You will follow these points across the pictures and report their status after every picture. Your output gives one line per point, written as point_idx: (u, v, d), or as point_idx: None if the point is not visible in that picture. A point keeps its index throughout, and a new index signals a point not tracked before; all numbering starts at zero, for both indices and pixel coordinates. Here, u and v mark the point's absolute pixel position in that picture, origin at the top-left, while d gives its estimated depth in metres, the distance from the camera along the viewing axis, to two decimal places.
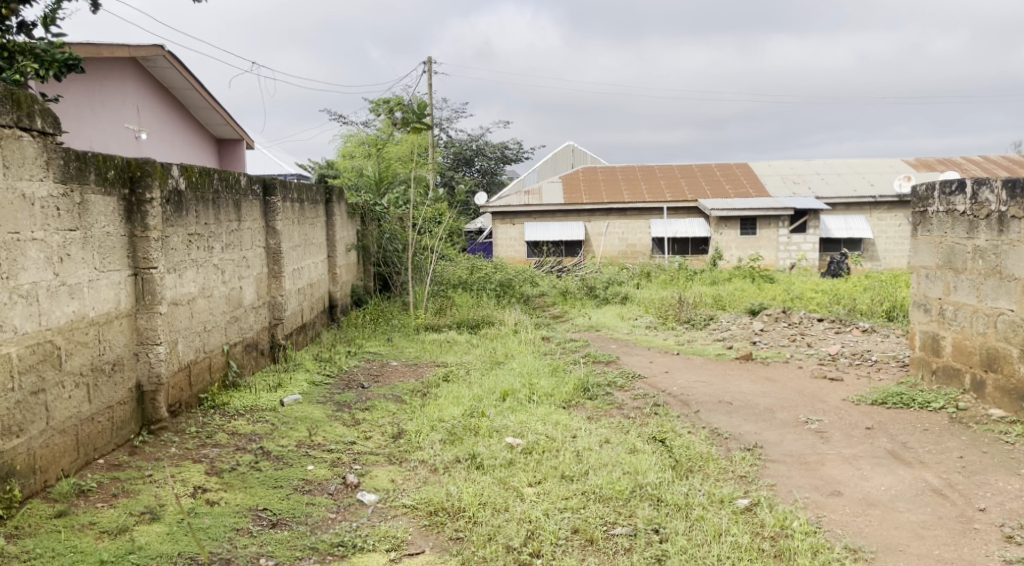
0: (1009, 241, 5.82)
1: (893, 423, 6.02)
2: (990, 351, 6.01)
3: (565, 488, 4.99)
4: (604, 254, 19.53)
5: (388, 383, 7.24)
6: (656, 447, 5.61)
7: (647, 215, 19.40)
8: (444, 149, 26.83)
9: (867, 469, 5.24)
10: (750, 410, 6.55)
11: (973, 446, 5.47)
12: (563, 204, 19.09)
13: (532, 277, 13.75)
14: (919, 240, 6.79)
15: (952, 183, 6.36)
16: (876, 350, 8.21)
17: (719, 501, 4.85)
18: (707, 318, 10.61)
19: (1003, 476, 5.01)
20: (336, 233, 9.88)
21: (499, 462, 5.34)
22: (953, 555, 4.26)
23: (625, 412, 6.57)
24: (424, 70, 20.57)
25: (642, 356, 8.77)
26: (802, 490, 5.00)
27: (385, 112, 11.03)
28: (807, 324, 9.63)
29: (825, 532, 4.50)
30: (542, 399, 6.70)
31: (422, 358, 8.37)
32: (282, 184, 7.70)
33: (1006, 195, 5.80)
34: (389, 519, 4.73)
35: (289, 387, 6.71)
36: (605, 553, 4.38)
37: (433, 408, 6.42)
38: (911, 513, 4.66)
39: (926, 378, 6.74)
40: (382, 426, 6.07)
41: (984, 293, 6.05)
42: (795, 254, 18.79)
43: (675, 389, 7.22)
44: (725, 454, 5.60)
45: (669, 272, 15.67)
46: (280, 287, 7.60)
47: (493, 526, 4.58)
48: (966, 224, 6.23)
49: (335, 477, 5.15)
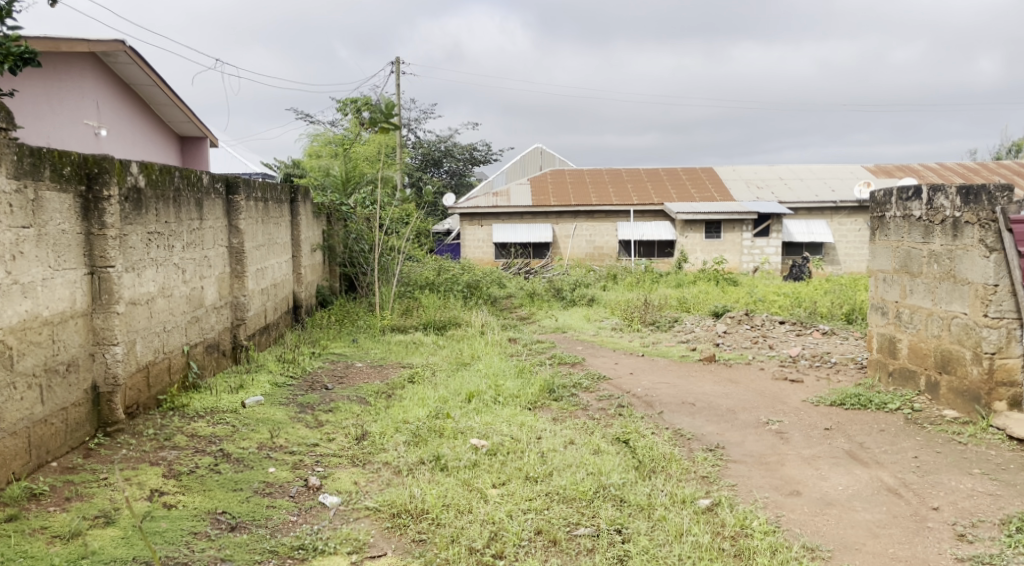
0: (962, 247, 5.92)
1: (851, 424, 6.11)
2: (944, 354, 6.13)
3: (530, 489, 5.00)
4: (572, 255, 19.57)
5: (351, 385, 7.19)
6: (620, 448, 5.65)
7: (614, 217, 19.51)
8: (413, 150, 26.73)
9: (826, 470, 5.32)
10: (713, 411, 6.62)
11: (928, 446, 5.58)
12: (531, 205, 19.15)
13: (499, 278, 13.77)
14: (877, 244, 6.92)
15: (910, 189, 6.47)
16: (836, 352, 8.35)
17: (681, 502, 4.88)
18: (672, 320, 10.73)
19: (956, 476, 5.11)
20: (301, 233, 9.80)
21: (463, 463, 5.34)
22: (907, 553, 4.33)
23: (590, 413, 6.61)
24: (392, 70, 20.47)
25: (607, 357, 8.82)
26: (762, 490, 5.06)
27: (352, 111, 11.01)
28: (769, 326, 9.77)
29: (783, 531, 4.56)
30: (508, 401, 6.72)
31: (388, 359, 8.36)
32: (246, 182, 7.61)
33: (960, 202, 5.90)
34: (351, 521, 4.71)
35: (251, 388, 6.64)
36: (567, 554, 4.41)
37: (398, 409, 6.42)
38: (866, 513, 4.74)
39: (883, 380, 6.86)
40: (346, 427, 6.04)
41: (939, 297, 6.17)
42: (759, 258, 19.01)
43: (640, 391, 7.28)
44: (687, 454, 5.66)
45: (635, 275, 15.79)
46: (242, 287, 7.51)
47: (456, 527, 4.59)
48: (921, 229, 6.35)
49: (296, 480, 5.10)
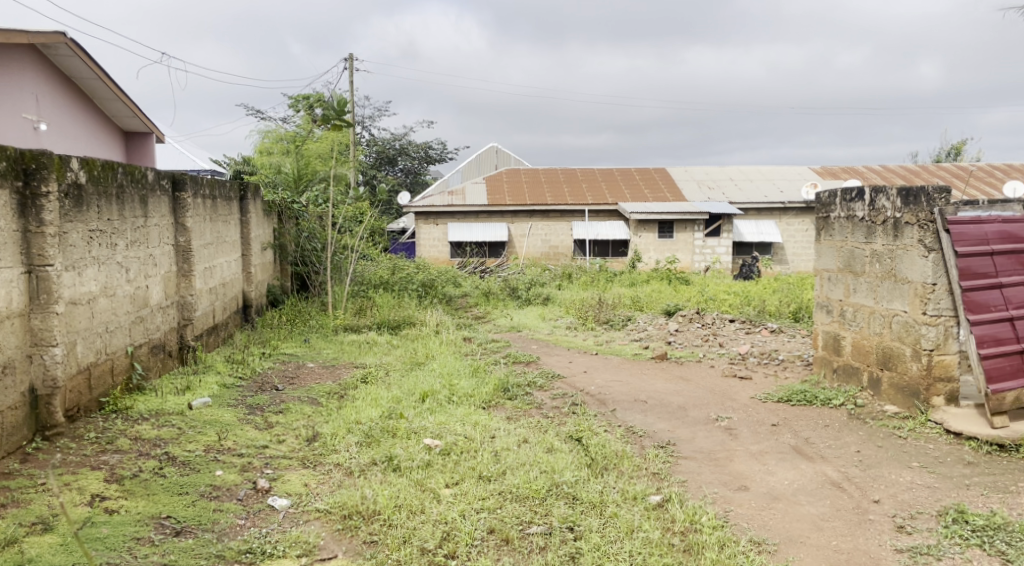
0: (902, 246, 6.07)
1: (797, 420, 6.23)
2: (885, 351, 6.29)
3: (482, 488, 5.01)
4: (527, 255, 19.60)
5: (302, 386, 7.10)
6: (572, 446, 5.68)
7: (569, 217, 19.60)
8: (367, 147, 26.54)
9: (773, 465, 5.42)
10: (665, 409, 6.70)
11: (870, 441, 5.71)
12: (486, 204, 19.12)
13: (454, 278, 13.73)
14: (822, 243, 7.07)
15: (853, 191, 6.62)
16: (783, 350, 8.51)
17: (632, 498, 4.92)
18: (625, 319, 10.82)
19: (896, 469, 5.23)
20: (251, 231, 9.66)
21: (416, 464, 5.32)
22: (849, 545, 4.43)
23: (544, 411, 6.62)
24: (346, 66, 20.29)
25: (561, 356, 8.86)
26: (711, 486, 5.14)
27: (305, 107, 10.91)
28: (719, 324, 9.92)
29: (731, 526, 4.63)
30: (462, 400, 6.71)
31: (340, 359, 8.30)
32: (193, 179, 7.48)
33: (900, 203, 6.04)
34: (301, 524, 4.66)
35: (199, 390, 6.53)
36: (519, 552, 4.42)
37: (350, 409, 6.36)
38: (810, 506, 4.84)
39: (828, 376, 7.01)
40: (297, 428, 5.98)
41: (881, 295, 6.32)
42: (710, 257, 19.26)
43: (593, 389, 7.32)
44: (639, 451, 5.71)
45: (590, 274, 15.87)
46: (189, 287, 7.38)
47: (408, 528, 4.57)
48: (864, 229, 6.50)
49: (245, 482, 5.03)
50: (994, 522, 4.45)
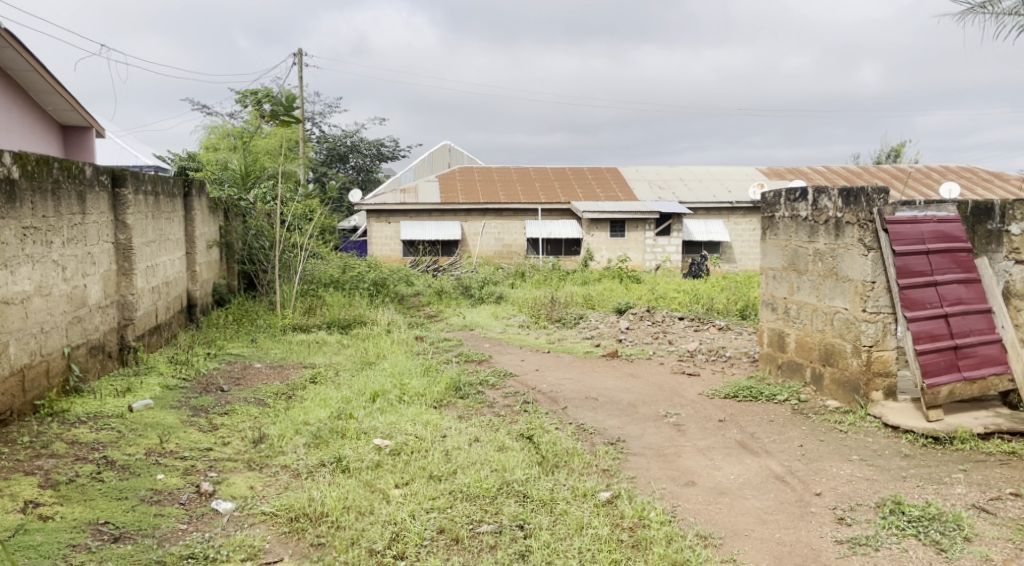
0: (843, 245, 6.19)
1: (743, 416, 6.32)
2: (827, 347, 6.41)
3: (432, 488, 4.97)
4: (481, 253, 19.57)
5: (249, 387, 6.99)
6: (524, 445, 5.68)
7: (522, 215, 19.64)
8: (318, 144, 26.22)
9: (719, 460, 5.49)
10: (615, 406, 6.74)
11: (812, 435, 5.83)
12: (439, 202, 19.03)
13: (407, 276, 13.63)
14: (768, 243, 7.19)
15: (797, 191, 6.73)
16: (731, 346, 8.64)
17: (582, 495, 4.94)
18: (577, 317, 10.87)
19: (837, 462, 5.34)
20: (195, 229, 9.47)
21: (365, 464, 5.27)
22: (792, 538, 4.50)
23: (495, 410, 6.62)
24: (295, 62, 20.03)
25: (514, 355, 8.86)
26: (660, 482, 5.18)
27: (253, 102, 10.75)
28: (669, 322, 10.02)
29: (678, 521, 4.68)
30: (413, 399, 6.66)
31: (289, 359, 8.18)
32: (134, 174, 7.30)
33: (841, 202, 6.16)
34: (246, 527, 4.58)
35: (140, 392, 6.38)
36: (469, 552, 4.41)
37: (298, 410, 6.27)
38: (755, 500, 4.91)
39: (773, 372, 7.14)
40: (243, 430, 5.87)
41: (823, 293, 6.44)
42: (661, 256, 19.46)
43: (545, 387, 7.33)
44: (589, 448, 5.73)
45: (543, 272, 15.89)
46: (130, 285, 7.20)
47: (356, 530, 4.52)
48: (807, 229, 6.62)
49: (187, 486, 4.92)
50: (929, 513, 4.56)
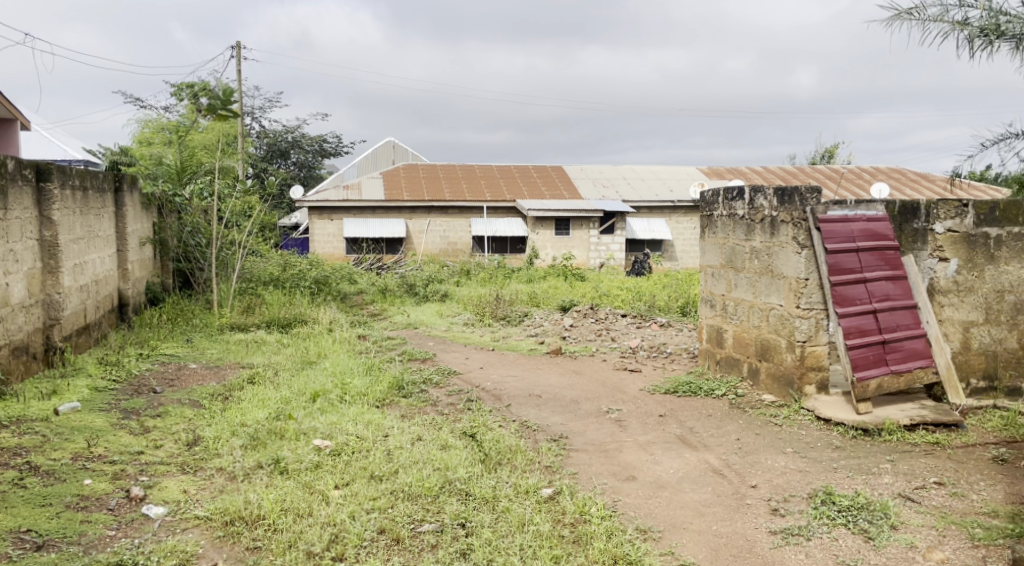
0: (778, 243, 6.30)
1: (682, 411, 6.40)
2: (763, 343, 6.53)
3: (373, 489, 4.91)
4: (426, 251, 19.47)
5: (183, 388, 6.82)
6: (467, 443, 5.65)
7: (467, 213, 19.62)
8: (257, 139, 25.74)
9: (659, 454, 5.55)
10: (558, 403, 6.75)
11: (749, 429, 5.92)
12: (382, 199, 18.84)
13: (350, 274, 13.44)
14: (706, 241, 7.29)
15: (734, 190, 6.84)
16: (672, 343, 8.74)
17: (525, 492, 4.93)
18: (522, 315, 10.89)
19: (772, 455, 5.45)
20: (127, 225, 9.20)
21: (304, 466, 5.17)
22: (728, 529, 4.57)
23: (438, 408, 6.57)
24: (232, 55, 19.64)
25: (458, 352, 8.82)
26: (601, 477, 5.21)
27: (189, 96, 10.50)
28: (612, 319, 10.11)
29: (619, 515, 4.71)
30: (355, 399, 6.57)
31: (226, 359, 8.01)
32: (60, 169, 7.06)
33: (776, 202, 6.26)
34: (178, 532, 4.46)
35: (66, 394, 6.16)
36: (409, 551, 4.36)
37: (234, 412, 6.14)
38: (694, 493, 4.98)
39: (711, 367, 7.26)
40: (176, 432, 5.72)
41: (759, 290, 6.56)
42: (605, 254, 19.56)
43: (488, 385, 7.31)
44: (532, 445, 5.73)
45: (488, 270, 15.86)
46: (56, 284, 6.97)
47: (293, 532, 4.44)
48: (744, 227, 6.73)
49: (116, 491, 4.77)
50: (858, 502, 4.66)
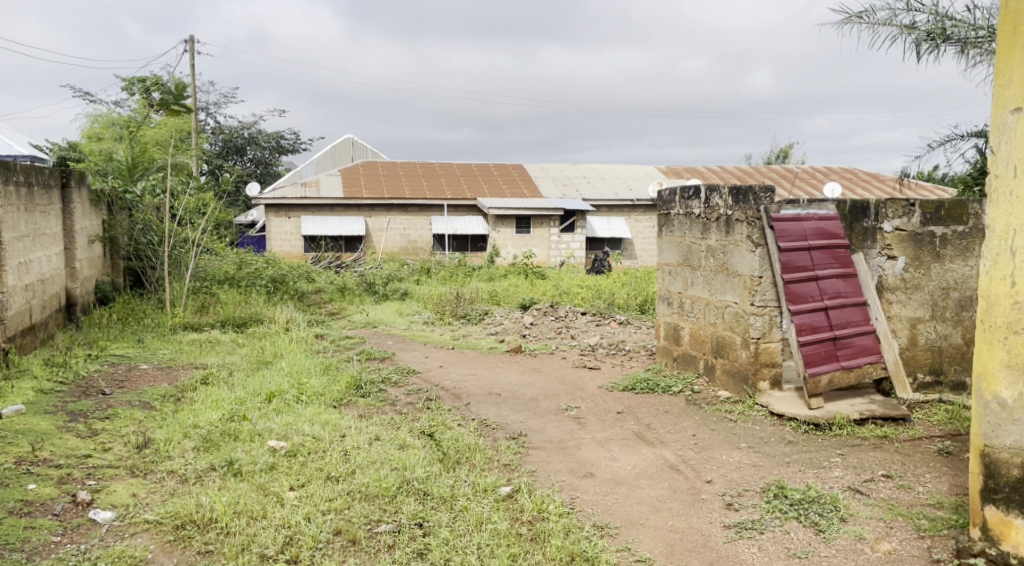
0: (733, 241, 6.37)
1: (640, 408, 6.44)
2: (719, 340, 6.60)
3: (329, 490, 4.85)
4: (386, 249, 19.29)
5: (134, 389, 6.67)
6: (425, 442, 5.61)
7: (428, 212, 19.54)
8: (212, 135, 25.32)
9: (617, 451, 5.57)
10: (518, 401, 6.75)
11: (705, 425, 5.98)
12: (340, 197, 18.65)
13: (308, 273, 13.28)
14: (664, 239, 7.35)
15: (690, 189, 6.90)
16: (631, 340, 8.80)
17: (483, 491, 4.92)
18: (482, 313, 10.87)
19: (727, 450, 5.50)
20: (75, 222, 8.98)
21: (259, 467, 5.09)
22: (683, 524, 4.61)
23: (397, 408, 6.52)
24: (186, 49, 19.31)
25: (417, 351, 8.77)
26: (559, 474, 5.21)
27: (140, 90, 10.29)
28: (572, 317, 10.14)
29: (577, 512, 4.72)
30: (311, 399, 6.49)
31: (178, 359, 7.86)
32: (4, 164, 6.87)
33: (731, 201, 6.33)
34: (127, 537, 4.36)
35: (10, 397, 5.98)
36: (366, 552, 4.32)
37: (186, 413, 6.02)
38: (651, 489, 5.01)
39: (669, 364, 7.32)
40: (126, 435, 5.59)
41: (715, 288, 6.62)
42: (565, 253, 19.76)
43: (447, 384, 7.28)
44: (491, 444, 5.72)
45: (449, 268, 15.80)
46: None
47: (247, 535, 4.37)
48: (700, 226, 6.79)
49: (62, 496, 4.65)
50: (809, 496, 4.73)
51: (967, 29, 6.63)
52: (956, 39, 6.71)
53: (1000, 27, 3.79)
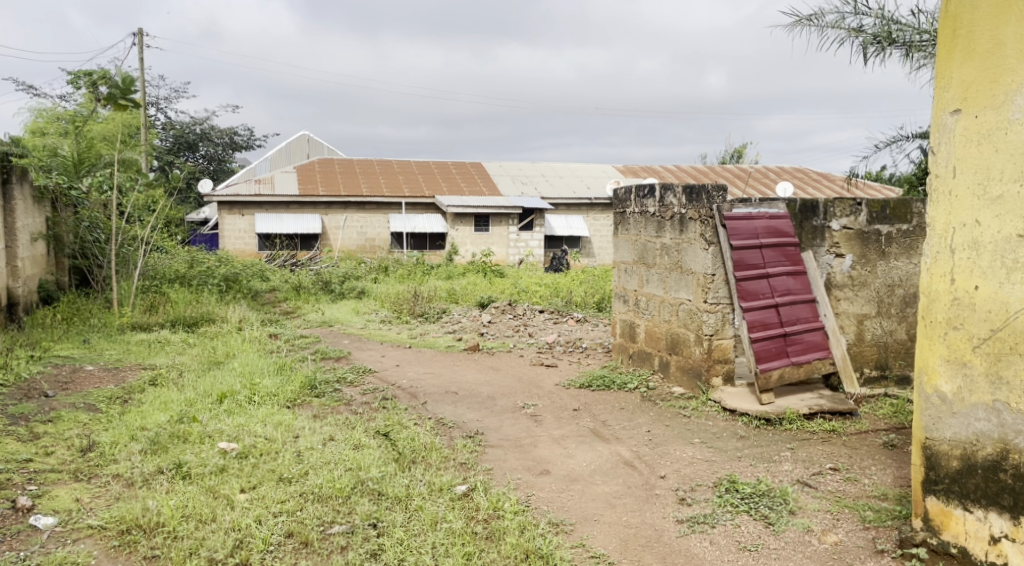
0: (687, 239, 6.43)
1: (596, 405, 6.46)
2: (673, 337, 6.65)
3: (281, 492, 4.78)
4: (342, 247, 19.10)
5: (79, 391, 6.50)
6: (381, 442, 5.55)
7: (385, 209, 19.40)
8: (163, 131, 24.80)
9: (572, 448, 5.59)
10: (475, 399, 6.72)
11: (659, 421, 6.02)
12: (295, 194, 18.41)
13: (262, 271, 13.09)
14: (619, 237, 7.38)
15: (645, 188, 6.94)
16: (588, 338, 8.83)
17: (438, 490, 4.89)
18: (440, 311, 10.82)
19: (681, 445, 5.55)
20: (16, 219, 8.71)
21: (208, 470, 5.00)
22: (637, 520, 4.63)
23: (353, 408, 6.45)
24: (134, 42, 18.90)
25: (374, 350, 8.69)
26: (515, 472, 5.21)
27: (86, 84, 10.04)
28: (530, 315, 10.15)
29: (532, 510, 4.72)
30: (264, 400, 6.39)
31: (126, 360, 7.68)
32: None
33: (685, 199, 6.38)
34: (69, 543, 4.25)
35: None
36: (319, 554, 4.26)
37: (134, 415, 5.89)
38: (606, 485, 5.03)
39: (624, 361, 7.36)
40: (69, 438, 5.44)
41: (669, 285, 6.67)
42: (524, 250, 19.80)
43: (404, 382, 7.22)
44: (448, 442, 5.69)
45: (407, 267, 15.71)
46: None
47: (195, 539, 4.28)
48: (655, 224, 6.83)
49: (1, 502, 4.51)
50: (759, 489, 4.79)
51: (912, 32, 6.75)
52: (901, 43, 6.84)
53: (939, 30, 3.86)
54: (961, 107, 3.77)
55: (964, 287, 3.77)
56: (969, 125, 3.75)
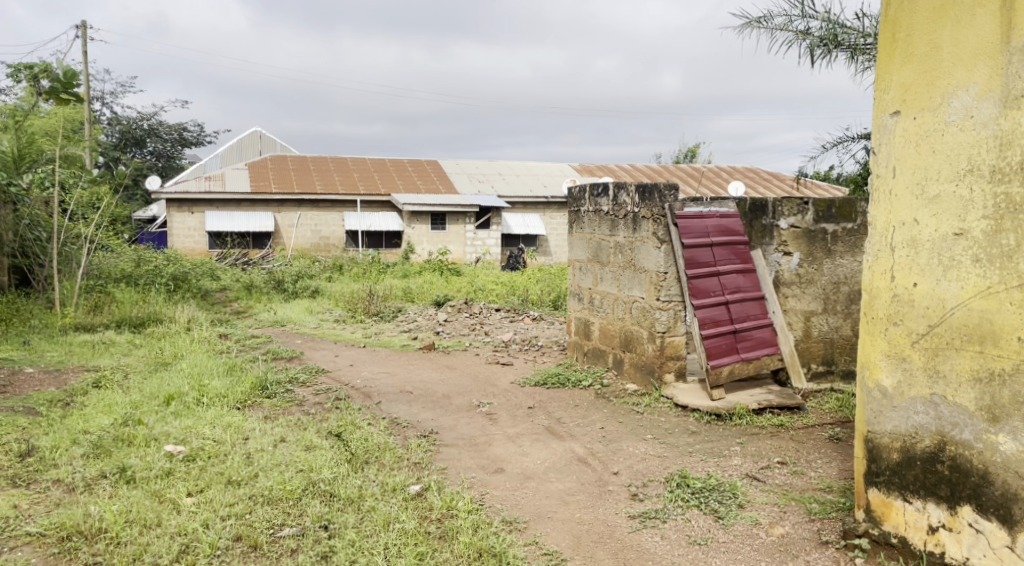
0: (640, 238, 6.46)
1: (550, 402, 6.47)
2: (627, 335, 6.69)
3: (230, 495, 4.69)
4: (296, 246, 18.83)
5: (18, 395, 6.30)
6: (333, 443, 5.48)
7: (340, 207, 19.19)
8: (108, 126, 24.19)
9: (526, 446, 5.58)
10: (429, 398, 6.68)
11: (612, 417, 6.05)
12: (246, 191, 18.12)
13: (212, 270, 12.85)
14: (574, 235, 7.40)
15: (599, 186, 6.96)
16: (544, 336, 8.84)
17: (391, 490, 4.84)
18: (395, 310, 10.74)
19: (633, 442, 5.58)
20: None
21: (153, 474, 4.88)
22: (590, 516, 4.64)
23: (305, 408, 6.36)
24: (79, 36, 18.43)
25: (327, 350, 8.59)
26: (470, 471, 5.19)
27: (27, 77, 9.74)
28: (486, 314, 10.12)
29: (485, 508, 4.70)
30: (214, 401, 6.27)
31: (68, 362, 7.47)
32: None
33: (637, 198, 6.42)
34: (6, 551, 4.12)
35: None
36: (268, 557, 4.19)
37: (76, 419, 5.73)
38: (559, 483, 5.04)
39: (579, 359, 7.39)
40: (7, 443, 5.27)
41: (623, 284, 6.71)
42: (481, 248, 19.77)
43: (358, 382, 7.15)
44: (401, 442, 5.65)
45: (363, 266, 15.58)
46: None
47: (139, 544, 4.18)
48: (608, 223, 6.86)
49: None
50: (710, 484, 4.84)
51: (857, 35, 6.91)
52: (846, 46, 6.99)
53: (880, 33, 3.94)
54: (901, 109, 3.86)
55: (903, 284, 3.84)
56: (908, 126, 3.82)
